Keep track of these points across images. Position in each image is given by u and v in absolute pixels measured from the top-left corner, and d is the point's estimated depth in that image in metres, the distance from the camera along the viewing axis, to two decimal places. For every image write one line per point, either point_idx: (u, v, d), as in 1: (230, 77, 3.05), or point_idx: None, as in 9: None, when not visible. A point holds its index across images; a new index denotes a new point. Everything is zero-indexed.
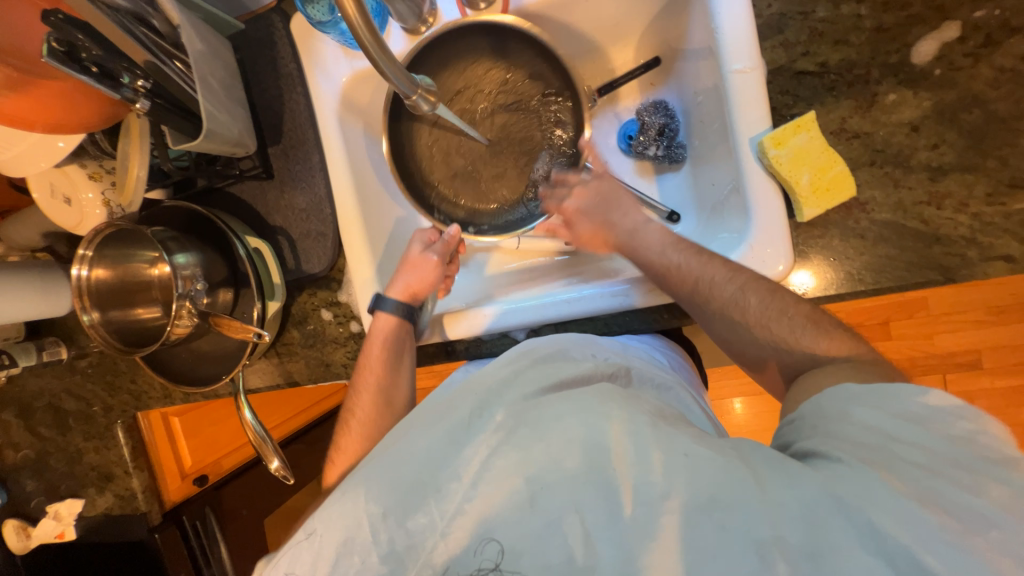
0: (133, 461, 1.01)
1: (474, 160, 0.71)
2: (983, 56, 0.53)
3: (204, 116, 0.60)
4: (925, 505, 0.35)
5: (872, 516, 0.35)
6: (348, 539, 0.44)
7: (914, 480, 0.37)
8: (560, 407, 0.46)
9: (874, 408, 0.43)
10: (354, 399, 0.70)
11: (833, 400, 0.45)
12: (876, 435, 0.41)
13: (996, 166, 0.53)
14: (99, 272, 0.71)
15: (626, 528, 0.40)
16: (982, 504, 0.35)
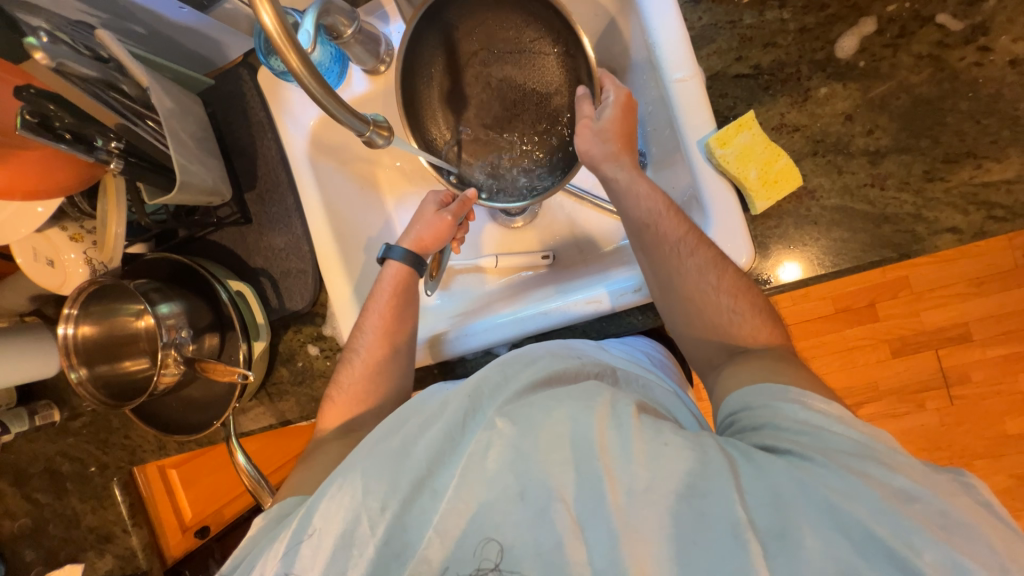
0: (132, 518, 1.00)
1: (482, 128, 0.71)
2: (901, 44, 0.56)
3: (177, 169, 0.63)
4: (862, 478, 0.38)
5: (828, 493, 0.37)
6: (348, 530, 0.44)
7: (847, 463, 0.39)
8: (548, 401, 0.45)
9: (799, 403, 0.46)
10: (356, 339, 0.71)
11: (761, 397, 0.48)
12: (806, 425, 0.44)
13: (929, 145, 0.56)
14: (85, 330, 0.72)
15: (613, 517, 0.39)
16: (902, 481, 0.38)
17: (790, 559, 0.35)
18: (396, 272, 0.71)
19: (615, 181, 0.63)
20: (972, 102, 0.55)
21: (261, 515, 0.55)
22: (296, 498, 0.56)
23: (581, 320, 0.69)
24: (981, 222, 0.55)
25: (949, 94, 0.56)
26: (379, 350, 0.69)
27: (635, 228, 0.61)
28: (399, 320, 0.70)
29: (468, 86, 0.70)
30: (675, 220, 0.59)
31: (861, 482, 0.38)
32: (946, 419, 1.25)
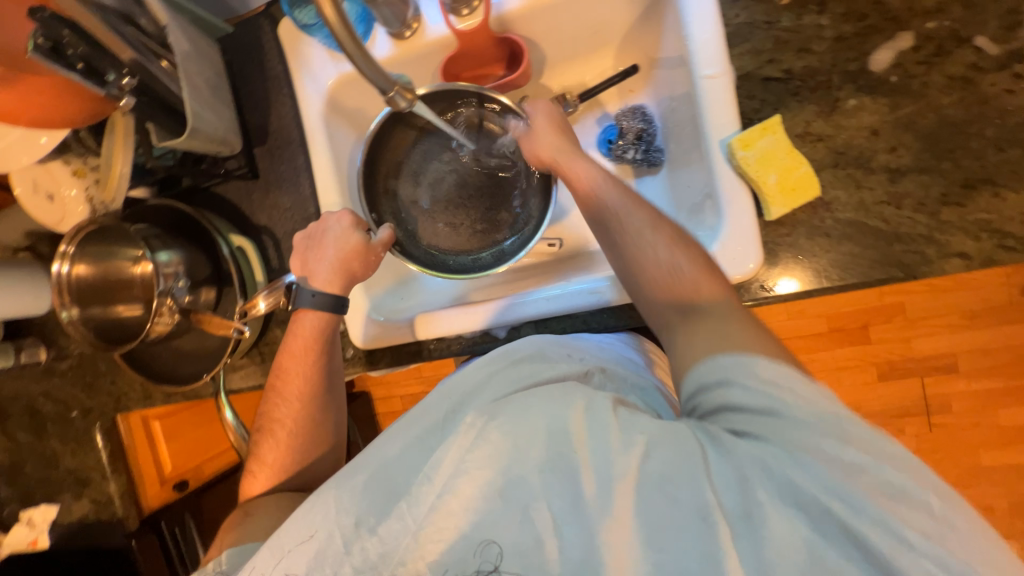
0: (111, 465, 0.99)
1: (437, 201, 0.75)
2: (935, 64, 0.56)
3: (189, 114, 0.61)
4: (817, 456, 0.38)
5: (789, 476, 0.38)
6: (321, 551, 0.44)
7: (804, 441, 0.39)
8: (527, 400, 0.45)
9: (744, 372, 0.44)
10: (279, 409, 0.68)
11: (708, 373, 0.46)
12: (760, 397, 0.42)
13: (950, 168, 0.56)
14: (80, 270, 0.71)
15: (589, 506, 0.40)
16: (856, 455, 0.38)
17: (754, 540, 0.37)
18: (314, 321, 0.67)
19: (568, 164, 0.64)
20: (998, 129, 0.55)
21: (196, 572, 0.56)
22: (236, 552, 0.57)
23: (582, 311, 0.70)
24: (991, 250, 0.55)
25: (977, 118, 0.55)
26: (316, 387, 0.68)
27: (590, 211, 0.62)
28: (324, 368, 0.69)
29: (439, 163, 0.75)
30: (616, 186, 0.61)
31: (817, 462, 0.38)
32: (924, 445, 1.28)
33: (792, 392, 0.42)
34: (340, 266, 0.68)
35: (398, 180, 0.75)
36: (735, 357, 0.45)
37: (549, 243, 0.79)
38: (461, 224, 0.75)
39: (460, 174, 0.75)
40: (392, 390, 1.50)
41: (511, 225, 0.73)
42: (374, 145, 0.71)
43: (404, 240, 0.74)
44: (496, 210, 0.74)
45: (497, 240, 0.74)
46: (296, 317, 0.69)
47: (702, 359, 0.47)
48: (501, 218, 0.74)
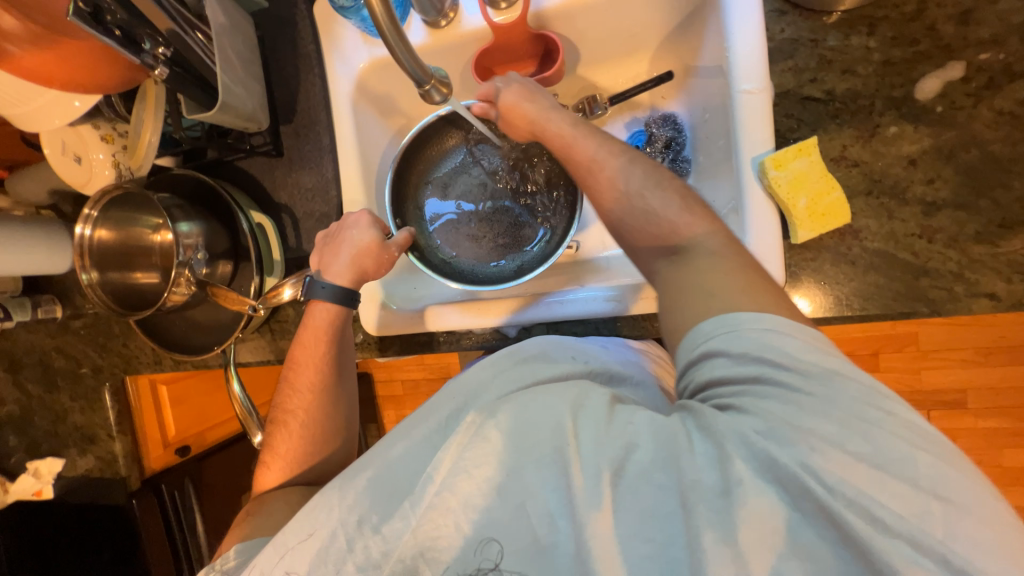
0: (118, 425, 1.02)
1: (460, 213, 0.76)
2: (984, 97, 0.54)
3: (221, 89, 0.61)
4: (795, 429, 0.37)
5: (768, 449, 0.37)
6: (324, 548, 0.44)
7: (786, 417, 0.38)
8: (525, 397, 0.44)
9: (729, 335, 0.43)
10: (292, 400, 0.68)
11: (696, 339, 0.45)
12: (740, 362, 0.42)
13: (988, 206, 0.55)
14: (102, 234, 0.72)
15: (575, 499, 0.40)
16: (836, 429, 0.37)
17: (723, 515, 0.37)
18: (329, 311, 0.69)
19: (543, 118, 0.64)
20: None
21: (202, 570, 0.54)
22: (243, 547, 0.55)
23: (596, 317, 0.69)
24: (1020, 293, 0.54)
25: (1022, 157, 0.54)
26: (326, 373, 0.68)
27: (576, 168, 0.61)
28: (335, 360, 0.69)
29: (465, 175, 0.76)
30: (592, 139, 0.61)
31: (798, 438, 0.37)
32: None
33: (777, 358, 0.41)
34: (355, 263, 0.69)
35: (423, 190, 0.76)
36: (722, 320, 0.44)
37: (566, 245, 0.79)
38: (481, 237, 0.76)
39: (484, 189, 0.76)
40: (393, 373, 1.51)
41: (532, 243, 0.75)
42: (411, 151, 0.73)
43: (423, 246, 0.75)
44: (517, 227, 0.75)
45: (519, 257, 0.75)
46: (308, 311, 0.70)
47: (690, 327, 0.47)
48: (524, 234, 0.75)
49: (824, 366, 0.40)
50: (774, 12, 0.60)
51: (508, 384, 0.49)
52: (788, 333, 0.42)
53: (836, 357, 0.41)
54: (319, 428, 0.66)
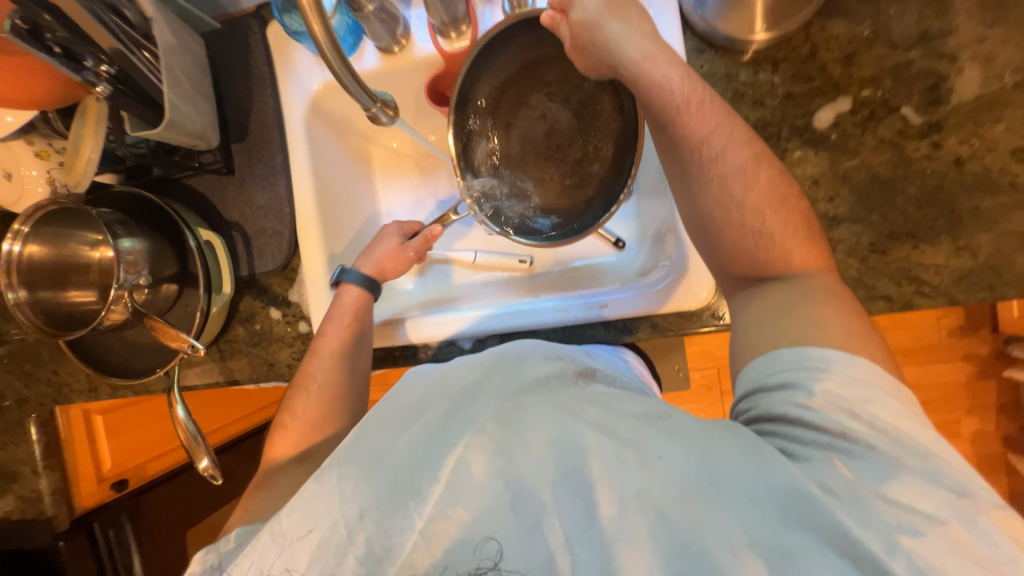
0: (44, 459, 0.93)
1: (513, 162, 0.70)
2: (869, 126, 0.63)
3: (167, 107, 0.61)
4: (881, 500, 0.38)
5: (840, 516, 0.37)
6: (323, 541, 0.44)
7: (865, 482, 0.39)
8: (538, 410, 0.45)
9: (805, 371, 0.46)
10: (311, 364, 0.69)
11: (776, 366, 0.48)
12: (827, 410, 0.43)
13: (878, 220, 0.63)
14: (34, 250, 0.68)
15: (603, 526, 0.40)
16: (925, 505, 0.38)
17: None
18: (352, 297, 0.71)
19: (625, 35, 0.56)
20: (919, 189, 0.62)
21: (200, 553, 0.52)
22: (244, 530, 0.54)
23: (547, 326, 0.73)
24: (910, 296, 0.62)
25: (902, 178, 0.62)
26: (347, 342, 0.69)
27: (688, 142, 0.56)
28: (355, 335, 0.70)
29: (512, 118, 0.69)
30: (700, 116, 0.55)
31: (870, 501, 0.38)
32: None
33: (857, 410, 0.43)
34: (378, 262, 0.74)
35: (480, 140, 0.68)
36: (806, 351, 0.47)
37: (521, 260, 0.83)
38: (547, 181, 0.70)
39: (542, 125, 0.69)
40: None
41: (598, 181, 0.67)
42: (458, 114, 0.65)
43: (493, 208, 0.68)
44: (583, 163, 0.68)
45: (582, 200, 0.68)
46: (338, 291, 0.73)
47: (769, 350, 0.50)
48: (591, 172, 0.67)
49: (916, 435, 0.41)
50: (695, 49, 0.67)
51: (527, 396, 0.47)
52: (869, 383, 0.44)
53: (929, 435, 0.41)
54: (326, 396, 0.67)
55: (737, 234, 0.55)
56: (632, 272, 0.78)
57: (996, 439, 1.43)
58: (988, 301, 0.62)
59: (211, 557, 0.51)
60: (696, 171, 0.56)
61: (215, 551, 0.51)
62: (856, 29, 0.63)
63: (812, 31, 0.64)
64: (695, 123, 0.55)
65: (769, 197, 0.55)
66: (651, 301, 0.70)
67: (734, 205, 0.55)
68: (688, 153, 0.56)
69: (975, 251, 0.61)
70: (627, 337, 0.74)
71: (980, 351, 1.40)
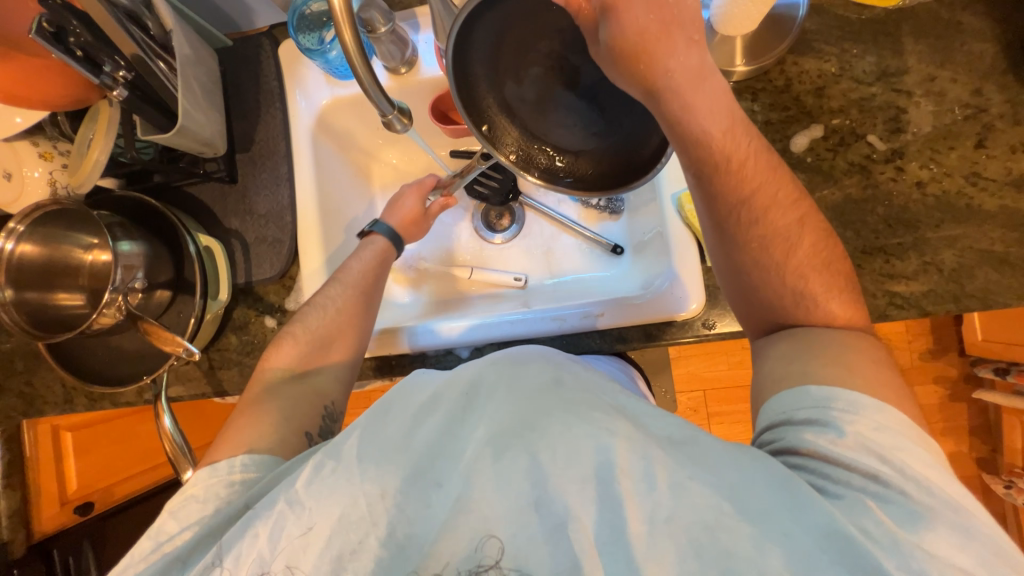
0: (6, 479, 0.87)
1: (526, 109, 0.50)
2: (840, 151, 0.69)
3: (181, 113, 0.64)
4: (922, 551, 0.38)
5: (882, 560, 0.37)
6: (344, 516, 0.43)
7: (903, 531, 0.39)
8: (566, 418, 0.44)
9: (833, 411, 0.46)
10: (331, 293, 0.71)
11: (802, 404, 0.48)
12: (863, 450, 0.44)
13: (852, 236, 0.67)
14: (25, 249, 0.67)
15: (632, 542, 0.40)
16: (962, 559, 0.38)
17: None
18: (380, 246, 0.76)
19: (669, 74, 0.47)
20: (887, 209, 0.67)
21: (205, 467, 0.54)
22: (253, 459, 0.54)
23: (543, 335, 0.75)
24: (885, 307, 0.66)
25: (870, 199, 0.68)
26: (365, 296, 0.71)
27: (732, 201, 0.55)
28: (370, 295, 0.72)
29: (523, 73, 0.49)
30: (756, 171, 0.55)
31: (900, 541, 0.39)
32: None
33: (888, 456, 0.43)
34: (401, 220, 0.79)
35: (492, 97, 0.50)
36: (833, 394, 0.47)
37: (514, 278, 0.86)
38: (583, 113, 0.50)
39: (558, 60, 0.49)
40: None
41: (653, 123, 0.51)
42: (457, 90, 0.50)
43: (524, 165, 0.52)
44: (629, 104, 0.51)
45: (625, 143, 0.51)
46: (367, 238, 0.77)
47: (797, 386, 0.49)
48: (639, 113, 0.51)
49: (946, 485, 0.42)
50: None
51: (552, 396, 0.47)
52: (898, 431, 0.44)
53: (959, 488, 0.42)
54: (333, 344, 0.68)
55: (777, 295, 0.56)
56: (623, 282, 0.82)
57: (969, 460, 1.48)
58: (954, 312, 0.66)
59: (220, 488, 0.51)
60: (731, 233, 0.57)
61: (223, 479, 0.52)
62: (824, 66, 0.70)
63: (786, 66, 0.71)
64: (751, 167, 0.55)
65: (813, 260, 0.56)
66: (644, 310, 0.72)
67: (772, 266, 0.56)
68: (723, 212, 0.56)
69: (940, 265, 0.66)
70: (623, 346, 0.76)
71: (949, 374, 1.47)
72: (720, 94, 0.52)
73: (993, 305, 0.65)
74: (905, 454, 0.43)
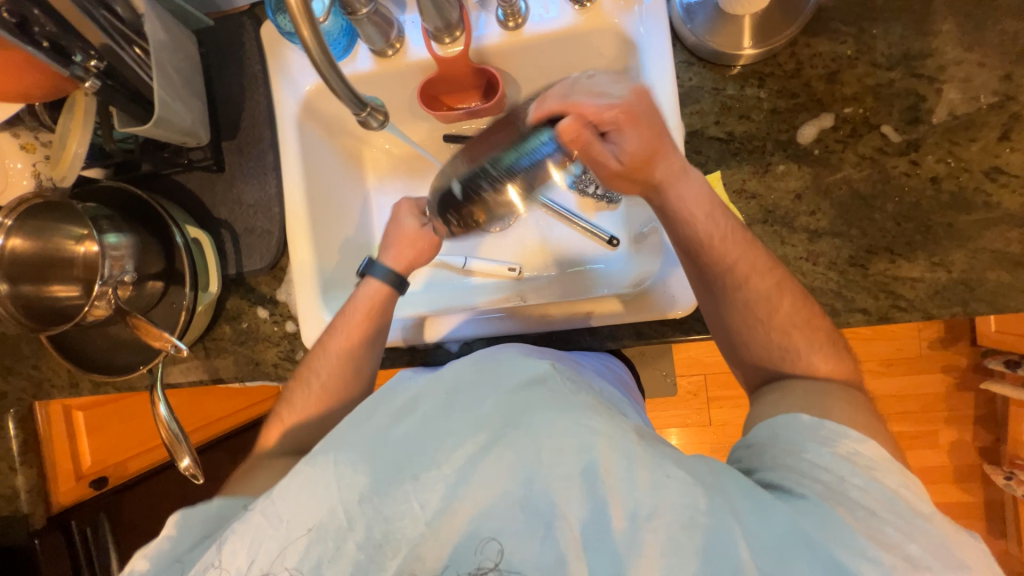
0: (21, 457, 0.91)
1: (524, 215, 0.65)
2: (850, 143, 0.64)
3: (157, 104, 0.62)
4: (876, 543, 0.39)
5: (834, 551, 0.38)
6: (320, 525, 0.44)
7: (863, 525, 0.40)
8: (550, 416, 0.45)
9: (817, 435, 0.47)
10: (319, 359, 0.69)
11: (789, 427, 0.49)
12: (834, 461, 0.44)
13: (857, 235, 0.64)
14: (16, 243, 0.67)
15: (616, 537, 0.40)
16: (915, 549, 0.39)
17: None
18: (377, 291, 0.70)
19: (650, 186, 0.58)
20: (897, 205, 0.63)
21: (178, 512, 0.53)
22: (227, 502, 0.56)
23: (533, 331, 0.74)
24: (886, 309, 0.63)
25: (879, 194, 0.64)
26: (357, 348, 0.68)
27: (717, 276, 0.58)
28: (363, 340, 0.68)
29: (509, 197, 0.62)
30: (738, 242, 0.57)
31: (863, 539, 0.39)
32: None
33: (859, 469, 0.44)
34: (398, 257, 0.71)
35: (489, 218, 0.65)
36: (821, 423, 0.48)
37: (509, 268, 0.84)
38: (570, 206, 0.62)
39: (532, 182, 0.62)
40: None
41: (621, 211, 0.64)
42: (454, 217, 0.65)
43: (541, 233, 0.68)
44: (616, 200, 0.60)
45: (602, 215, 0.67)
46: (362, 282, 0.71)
47: (787, 412, 0.50)
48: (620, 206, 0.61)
49: (915, 501, 0.42)
50: (683, 62, 0.69)
51: (532, 395, 0.47)
52: (876, 451, 0.45)
53: (922, 500, 0.43)
54: (337, 394, 0.68)
55: None
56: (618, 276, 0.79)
57: (973, 449, 1.47)
58: (962, 316, 0.63)
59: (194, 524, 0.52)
60: (719, 294, 0.59)
61: (197, 519, 0.53)
62: (839, 48, 0.65)
63: (797, 49, 0.66)
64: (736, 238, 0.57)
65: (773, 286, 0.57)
66: (635, 308, 0.71)
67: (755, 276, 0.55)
68: (710, 277, 0.59)
69: (950, 267, 0.62)
70: (615, 343, 0.75)
71: (959, 363, 1.44)
72: (699, 196, 0.58)
73: (1005, 308, 0.62)
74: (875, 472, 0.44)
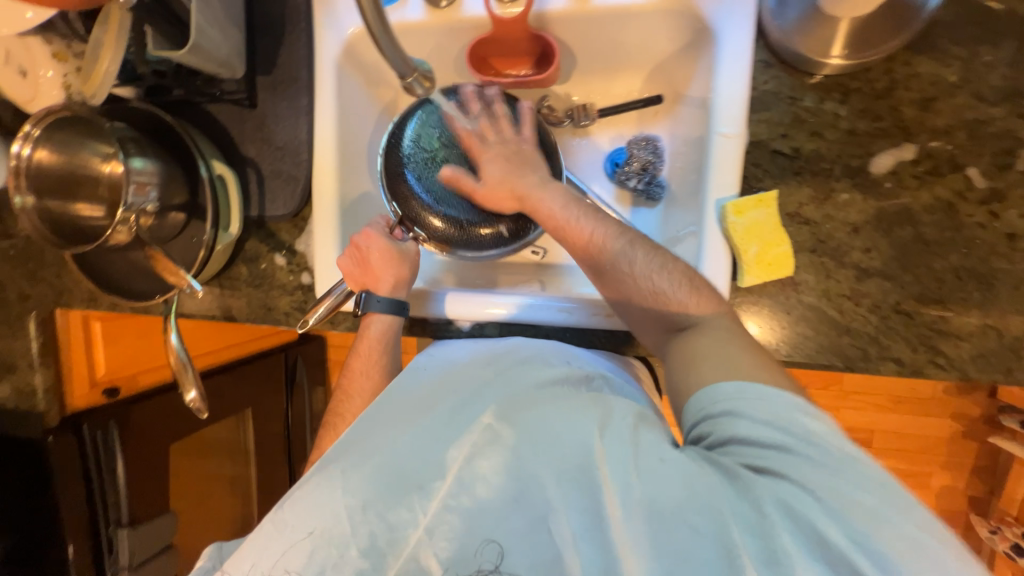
0: (41, 358, 0.97)
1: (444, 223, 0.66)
2: (927, 181, 0.58)
3: (193, 29, 0.58)
4: (842, 504, 0.38)
5: (816, 520, 0.37)
6: (327, 533, 0.44)
7: (830, 487, 0.38)
8: (548, 412, 0.46)
9: (747, 400, 0.44)
10: (344, 405, 0.68)
11: (715, 396, 0.46)
12: (770, 425, 0.42)
13: (910, 280, 0.60)
14: (43, 154, 0.66)
15: (609, 526, 0.41)
16: (876, 501, 0.37)
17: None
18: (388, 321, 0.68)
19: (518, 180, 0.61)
20: (962, 257, 0.58)
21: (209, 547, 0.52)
22: None
23: (548, 323, 0.72)
24: (923, 363, 0.60)
25: (947, 242, 0.59)
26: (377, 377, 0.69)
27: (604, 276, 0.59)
28: (384, 369, 0.69)
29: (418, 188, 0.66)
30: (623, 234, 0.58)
31: (831, 501, 0.38)
32: None
33: (791, 423, 0.42)
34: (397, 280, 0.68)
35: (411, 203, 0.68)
36: (739, 387, 0.45)
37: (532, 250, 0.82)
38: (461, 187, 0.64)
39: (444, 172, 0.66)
40: None
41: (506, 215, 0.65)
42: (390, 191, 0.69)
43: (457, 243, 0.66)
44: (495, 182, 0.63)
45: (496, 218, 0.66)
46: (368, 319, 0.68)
47: (703, 383, 0.48)
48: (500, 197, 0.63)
49: (846, 441, 0.41)
50: (761, 62, 0.62)
51: (532, 397, 0.48)
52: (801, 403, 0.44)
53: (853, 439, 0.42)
54: None
55: None
56: None
57: (962, 497, 1.46)
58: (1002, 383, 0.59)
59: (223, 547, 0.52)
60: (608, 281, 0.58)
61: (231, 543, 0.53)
62: (942, 71, 0.58)
63: (895, 66, 0.59)
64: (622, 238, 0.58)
65: None
66: None
67: None
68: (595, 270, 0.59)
69: (1003, 330, 0.58)
70: (628, 347, 0.73)
71: (971, 412, 1.40)
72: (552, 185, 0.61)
73: None
74: (803, 414, 0.42)
